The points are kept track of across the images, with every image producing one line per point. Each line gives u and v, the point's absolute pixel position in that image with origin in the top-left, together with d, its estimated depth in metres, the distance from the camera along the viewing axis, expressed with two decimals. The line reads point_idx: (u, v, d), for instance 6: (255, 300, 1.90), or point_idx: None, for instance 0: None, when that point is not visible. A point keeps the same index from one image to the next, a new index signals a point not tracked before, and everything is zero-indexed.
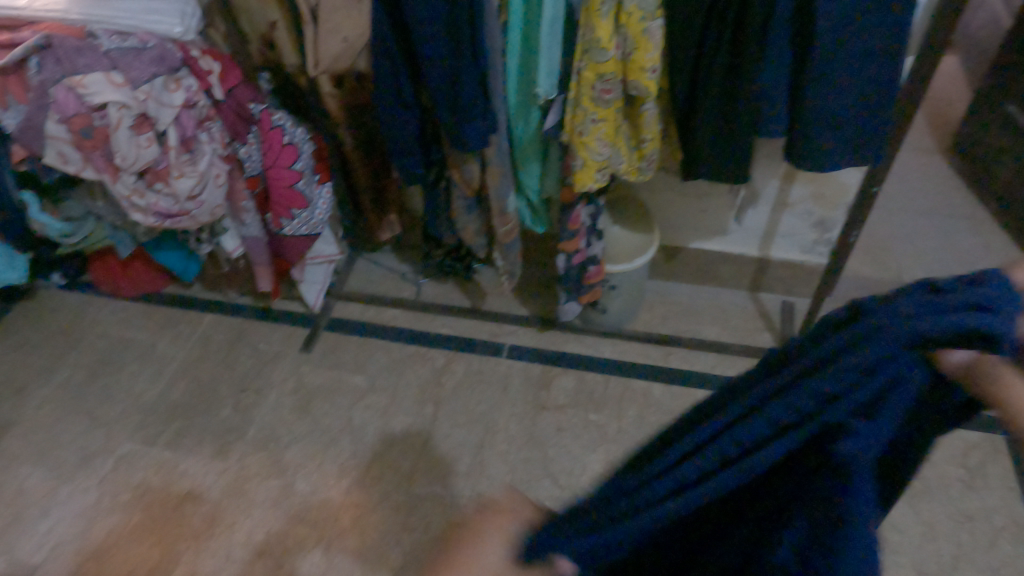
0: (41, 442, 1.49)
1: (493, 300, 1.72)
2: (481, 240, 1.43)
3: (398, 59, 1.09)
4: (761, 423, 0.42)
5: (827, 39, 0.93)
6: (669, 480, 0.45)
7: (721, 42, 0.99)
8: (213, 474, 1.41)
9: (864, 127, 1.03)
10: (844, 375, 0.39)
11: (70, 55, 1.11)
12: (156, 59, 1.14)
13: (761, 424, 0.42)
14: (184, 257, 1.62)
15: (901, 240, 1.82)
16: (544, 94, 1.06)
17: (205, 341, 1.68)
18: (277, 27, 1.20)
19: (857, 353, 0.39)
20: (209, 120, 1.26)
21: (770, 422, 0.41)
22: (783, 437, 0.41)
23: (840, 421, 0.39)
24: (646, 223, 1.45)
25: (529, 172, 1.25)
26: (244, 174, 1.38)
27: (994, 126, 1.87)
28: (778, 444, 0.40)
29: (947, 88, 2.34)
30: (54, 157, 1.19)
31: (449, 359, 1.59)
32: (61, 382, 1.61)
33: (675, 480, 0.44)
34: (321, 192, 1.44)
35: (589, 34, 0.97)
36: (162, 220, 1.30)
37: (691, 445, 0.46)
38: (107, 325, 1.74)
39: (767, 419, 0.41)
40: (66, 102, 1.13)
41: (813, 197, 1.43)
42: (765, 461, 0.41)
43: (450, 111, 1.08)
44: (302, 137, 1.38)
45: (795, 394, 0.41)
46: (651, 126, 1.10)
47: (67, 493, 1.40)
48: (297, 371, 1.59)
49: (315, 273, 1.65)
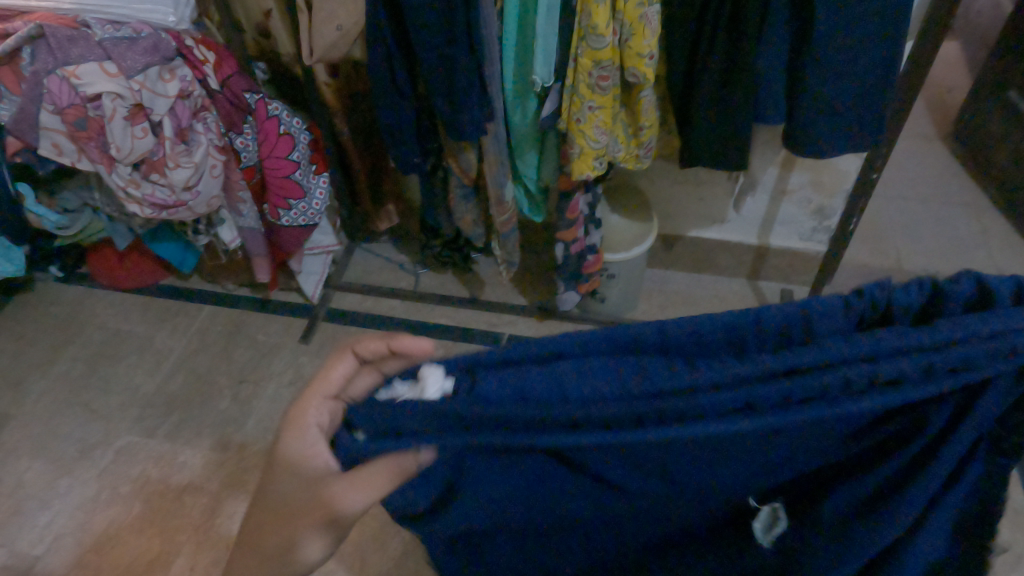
0: (40, 434, 1.49)
1: (491, 290, 1.72)
2: (478, 229, 1.43)
3: (393, 47, 1.08)
4: (855, 373, 0.42)
5: (824, 24, 0.92)
6: (698, 407, 0.43)
7: (719, 29, 0.98)
8: (212, 466, 1.42)
9: (863, 112, 1.02)
10: (950, 357, 0.42)
11: (63, 45, 1.11)
12: (149, 49, 1.13)
13: (855, 374, 0.42)
14: (182, 248, 1.62)
15: (900, 227, 1.81)
16: (541, 82, 1.05)
17: (204, 332, 1.68)
18: (272, 17, 1.26)
19: (969, 345, 0.42)
20: (205, 110, 1.25)
21: (845, 381, 0.42)
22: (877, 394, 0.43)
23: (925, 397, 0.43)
24: (643, 211, 1.45)
25: (528, 161, 1.24)
26: (240, 165, 1.36)
27: (995, 112, 1.86)
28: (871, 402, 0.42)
29: (947, 75, 2.33)
30: (49, 148, 1.19)
31: (448, 349, 1.59)
32: (60, 374, 1.61)
33: (728, 403, 0.43)
34: (319, 183, 1.42)
35: (586, 20, 0.96)
36: (158, 211, 1.29)
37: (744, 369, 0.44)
38: (104, 317, 1.73)
39: (861, 370, 0.42)
40: (60, 93, 1.12)
41: (811, 184, 1.43)
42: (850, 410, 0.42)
43: (446, 99, 1.08)
44: (298, 126, 1.36)
45: (898, 359, 0.43)
46: (649, 113, 1.09)
47: (66, 485, 1.40)
48: (296, 362, 1.59)
49: (313, 264, 1.65)
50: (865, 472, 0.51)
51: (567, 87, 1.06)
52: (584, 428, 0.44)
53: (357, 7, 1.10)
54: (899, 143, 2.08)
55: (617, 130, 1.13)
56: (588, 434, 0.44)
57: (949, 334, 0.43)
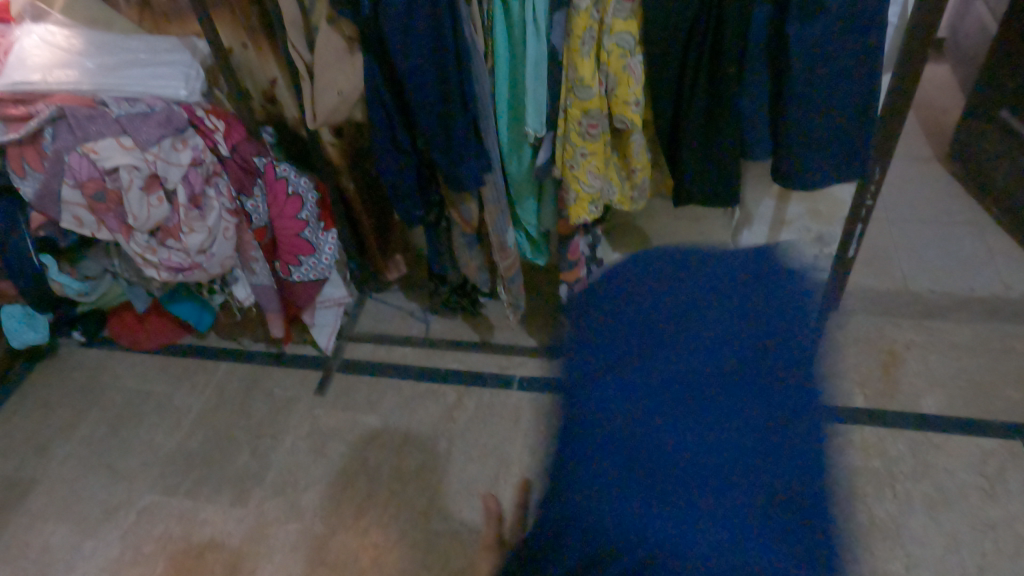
0: (64, 499, 1.52)
1: (501, 332, 1.74)
2: (484, 275, 1.46)
3: (392, 108, 1.14)
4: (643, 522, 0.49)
5: (802, 66, 0.96)
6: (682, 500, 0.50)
7: (700, 72, 1.02)
8: (233, 521, 1.43)
9: (846, 143, 1.05)
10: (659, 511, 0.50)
11: (82, 123, 1.17)
12: (163, 122, 1.20)
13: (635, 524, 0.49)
14: (198, 308, 1.66)
15: (903, 249, 1.82)
16: (535, 133, 1.10)
17: (221, 389, 1.71)
18: (276, 83, 1.37)
19: (672, 518, 0.49)
20: (216, 175, 1.30)
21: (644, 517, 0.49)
22: (640, 484, 0.51)
23: (664, 452, 0.52)
24: (645, 249, 1.48)
25: (526, 209, 1.29)
26: (252, 226, 1.40)
27: (989, 131, 1.89)
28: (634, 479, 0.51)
29: (940, 97, 2.37)
30: (70, 221, 1.25)
31: (460, 395, 1.61)
32: (83, 438, 1.64)
33: (670, 447, 0.53)
34: (327, 239, 1.47)
35: (573, 74, 1.02)
36: (174, 274, 1.33)
37: (647, 481, 0.51)
38: (125, 379, 1.77)
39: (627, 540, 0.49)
40: (80, 168, 1.18)
41: (809, 214, 1.45)
42: (613, 485, 0.51)
43: (444, 153, 1.13)
44: (305, 186, 1.40)
45: (656, 519, 0.49)
46: (640, 156, 1.13)
47: (90, 547, 1.42)
48: (312, 415, 1.62)
49: (325, 316, 1.68)
50: (652, 372, 0.56)
51: (559, 137, 1.11)
52: (673, 496, 0.50)
53: (356, 72, 1.16)
54: (896, 165, 2.11)
55: (612, 174, 1.16)
56: (668, 498, 0.50)
57: (669, 530, 0.49)
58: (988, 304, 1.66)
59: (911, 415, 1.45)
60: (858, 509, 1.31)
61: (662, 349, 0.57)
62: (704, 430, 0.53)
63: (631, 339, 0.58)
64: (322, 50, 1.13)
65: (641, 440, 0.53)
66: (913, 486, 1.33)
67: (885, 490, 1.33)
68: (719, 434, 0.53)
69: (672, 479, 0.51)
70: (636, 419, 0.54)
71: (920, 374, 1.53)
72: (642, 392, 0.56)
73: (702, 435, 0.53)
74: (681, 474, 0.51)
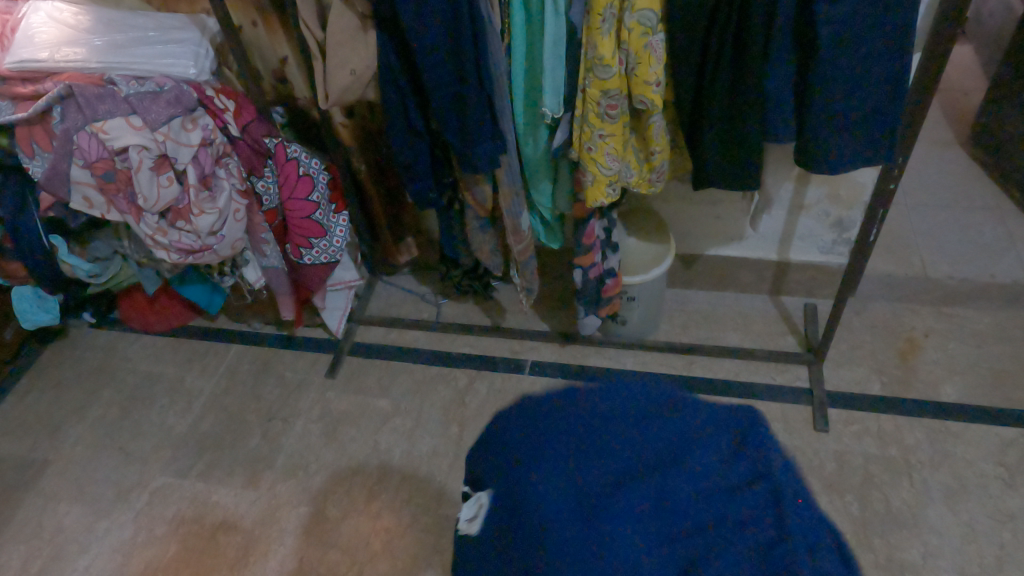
0: (77, 480, 1.52)
1: (512, 316, 1.73)
2: (497, 259, 1.44)
3: (405, 88, 1.12)
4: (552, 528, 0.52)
5: (829, 47, 0.92)
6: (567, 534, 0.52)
7: (723, 50, 0.99)
8: (245, 503, 1.43)
9: (877, 126, 1.02)
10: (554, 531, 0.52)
11: (91, 103, 1.15)
12: (172, 101, 1.17)
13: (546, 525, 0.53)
14: (209, 290, 1.64)
15: (923, 235, 1.78)
16: (552, 113, 1.08)
17: (232, 372, 1.71)
18: (287, 62, 1.35)
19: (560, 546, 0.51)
20: (226, 156, 1.28)
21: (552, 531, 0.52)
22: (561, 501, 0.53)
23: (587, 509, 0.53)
24: (660, 233, 1.45)
25: (541, 191, 1.26)
26: (262, 207, 1.39)
27: (1014, 114, 1.84)
28: (559, 503, 0.53)
29: (962, 79, 2.31)
30: (80, 202, 1.24)
31: (472, 379, 1.60)
32: (95, 420, 1.64)
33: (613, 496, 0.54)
34: (338, 221, 1.44)
35: (592, 52, 1.00)
36: (185, 256, 1.32)
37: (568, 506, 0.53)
38: (136, 362, 1.77)
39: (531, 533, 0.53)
40: (90, 148, 1.17)
41: (829, 199, 1.42)
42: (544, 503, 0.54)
43: (458, 133, 1.10)
44: (316, 167, 1.38)
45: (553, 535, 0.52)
46: (659, 138, 1.10)
47: (104, 528, 1.43)
48: (324, 398, 1.61)
49: (336, 299, 1.69)
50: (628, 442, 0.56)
51: (577, 117, 1.08)
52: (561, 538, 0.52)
53: (369, 50, 1.13)
54: (916, 148, 2.06)
55: (630, 156, 1.14)
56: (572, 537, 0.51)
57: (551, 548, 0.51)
58: (1009, 291, 1.63)
59: (930, 403, 1.43)
60: (874, 498, 1.29)
61: (653, 428, 0.57)
62: (640, 498, 0.53)
63: (621, 407, 0.58)
64: (335, 29, 1.10)
65: (585, 470, 0.55)
66: (931, 474, 1.32)
67: (902, 479, 1.32)
68: (649, 504, 0.53)
69: (591, 513, 0.52)
70: (583, 457, 0.55)
71: (938, 362, 1.51)
72: (602, 448, 0.56)
73: (633, 500, 0.53)
74: (600, 516, 0.52)
